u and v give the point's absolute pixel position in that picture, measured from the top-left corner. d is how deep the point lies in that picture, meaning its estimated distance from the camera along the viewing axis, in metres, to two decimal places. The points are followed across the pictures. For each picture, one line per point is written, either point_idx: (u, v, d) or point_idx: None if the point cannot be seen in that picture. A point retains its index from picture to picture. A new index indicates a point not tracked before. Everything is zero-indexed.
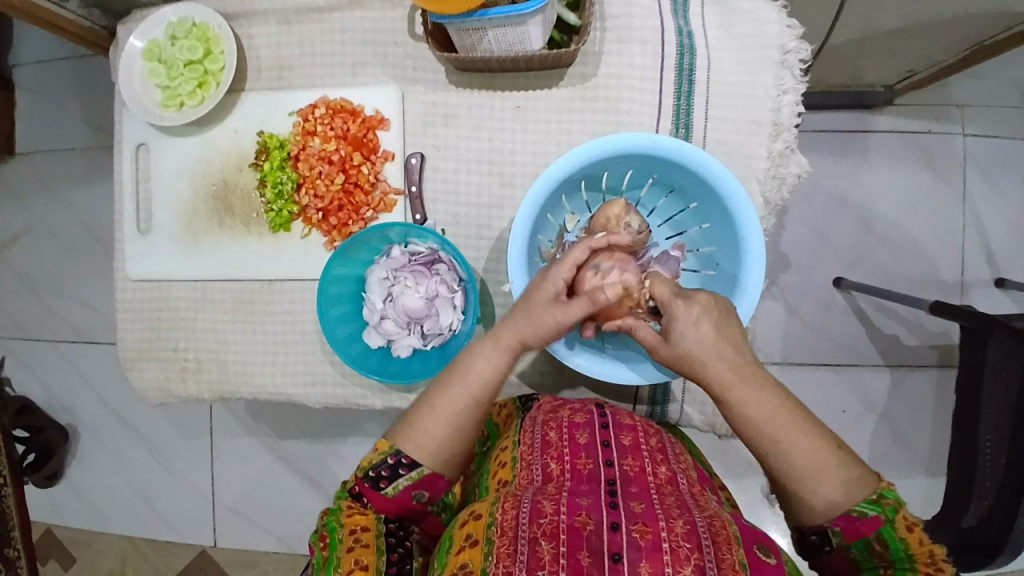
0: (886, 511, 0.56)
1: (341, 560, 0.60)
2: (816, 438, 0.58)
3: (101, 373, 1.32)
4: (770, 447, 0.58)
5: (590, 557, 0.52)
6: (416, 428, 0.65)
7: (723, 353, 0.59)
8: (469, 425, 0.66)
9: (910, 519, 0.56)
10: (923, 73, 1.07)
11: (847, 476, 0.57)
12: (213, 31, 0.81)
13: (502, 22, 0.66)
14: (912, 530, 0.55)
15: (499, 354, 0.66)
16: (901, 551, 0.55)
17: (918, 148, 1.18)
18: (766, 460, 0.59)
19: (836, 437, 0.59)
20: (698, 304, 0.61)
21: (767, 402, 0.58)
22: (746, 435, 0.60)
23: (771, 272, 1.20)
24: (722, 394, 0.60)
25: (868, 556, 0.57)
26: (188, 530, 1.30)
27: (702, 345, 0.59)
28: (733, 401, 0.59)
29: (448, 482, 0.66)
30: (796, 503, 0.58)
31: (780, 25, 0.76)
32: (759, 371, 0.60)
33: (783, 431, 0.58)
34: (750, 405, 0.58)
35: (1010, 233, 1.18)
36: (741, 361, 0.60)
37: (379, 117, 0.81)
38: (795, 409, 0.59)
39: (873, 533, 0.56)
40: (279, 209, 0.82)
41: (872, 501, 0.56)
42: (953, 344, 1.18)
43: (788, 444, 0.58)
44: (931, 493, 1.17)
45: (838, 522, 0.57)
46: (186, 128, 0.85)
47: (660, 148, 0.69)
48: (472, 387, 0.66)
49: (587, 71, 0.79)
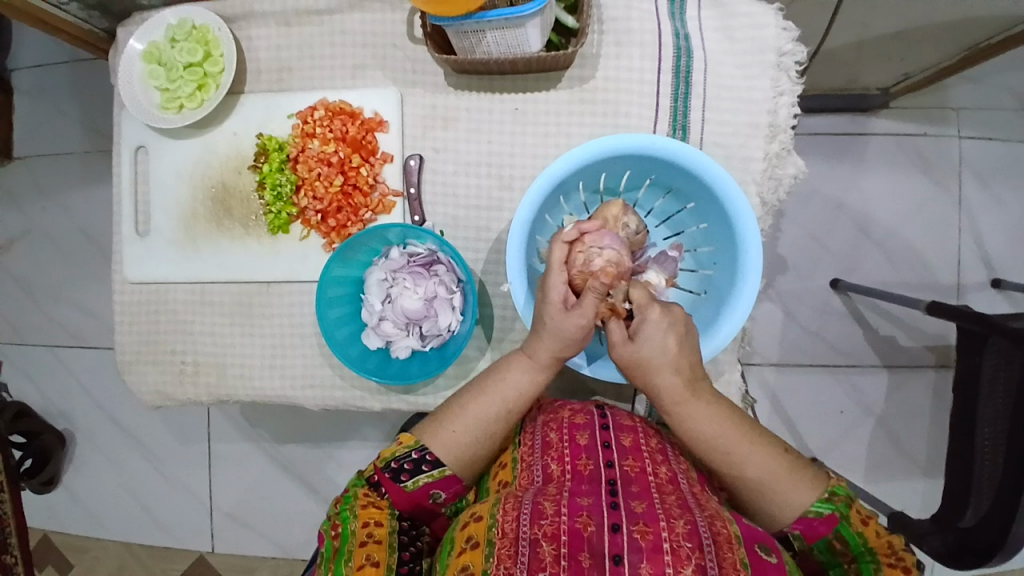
0: (839, 508, 0.59)
1: (352, 554, 0.61)
2: (764, 448, 0.61)
3: (98, 377, 1.31)
4: (723, 461, 0.61)
5: (590, 559, 0.52)
6: (444, 429, 0.66)
7: (677, 369, 0.61)
8: (497, 438, 0.67)
9: (864, 513, 0.59)
10: (918, 76, 1.07)
11: (796, 480, 0.60)
12: (213, 34, 0.81)
13: (501, 24, 0.67)
14: (867, 523, 0.58)
15: (534, 369, 0.67)
16: (861, 544, 0.58)
17: (914, 151, 1.19)
18: (721, 472, 0.62)
19: (785, 443, 0.63)
20: (665, 315, 0.61)
21: (712, 418, 0.61)
22: (699, 451, 0.63)
23: (769, 275, 1.20)
24: (674, 409, 0.62)
25: (833, 554, 0.60)
26: (185, 535, 1.30)
27: (660, 355, 0.61)
28: (684, 417, 0.62)
29: (464, 486, 0.67)
30: (758, 508, 0.61)
31: (777, 28, 0.77)
32: (706, 387, 0.63)
33: (732, 444, 0.61)
34: (699, 420, 0.61)
35: (1006, 235, 1.19)
36: (691, 376, 0.62)
37: (379, 119, 0.82)
38: (741, 420, 0.62)
39: (831, 531, 0.59)
40: (278, 211, 0.82)
41: (825, 501, 0.59)
42: (950, 347, 1.18)
43: (739, 455, 0.61)
44: (930, 495, 1.17)
45: (797, 525, 0.60)
46: (185, 130, 0.86)
47: (658, 148, 0.69)
48: (507, 402, 0.67)
49: (585, 74, 0.80)
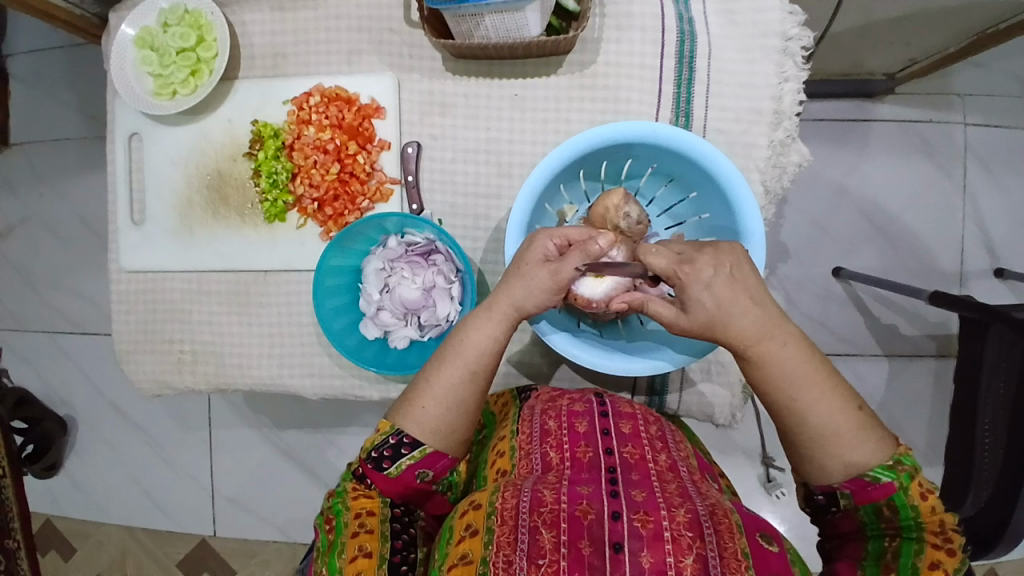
0: (899, 478, 0.55)
1: (344, 546, 0.60)
2: (836, 398, 0.57)
3: (98, 364, 1.31)
4: (789, 405, 0.57)
5: (591, 546, 0.52)
6: (415, 406, 0.65)
7: (745, 310, 0.57)
8: (467, 401, 0.65)
9: (924, 487, 0.54)
10: (925, 61, 1.05)
11: (862, 439, 0.56)
12: (206, 18, 0.80)
13: (500, 8, 0.65)
14: (926, 498, 0.54)
15: (494, 324, 0.65)
16: (911, 517, 0.54)
17: (918, 137, 1.17)
18: (782, 414, 0.58)
19: (857, 398, 0.58)
20: (706, 262, 0.57)
21: (794, 360, 0.57)
22: (765, 390, 0.59)
23: (770, 262, 1.19)
24: (749, 350, 0.58)
25: (876, 521, 0.56)
26: (186, 520, 1.30)
27: (722, 307, 0.57)
28: (760, 357, 0.58)
29: (452, 459, 0.66)
30: (808, 462, 0.58)
31: (783, 11, 0.75)
32: (789, 326, 0.58)
33: (804, 389, 0.57)
34: (774, 360, 0.57)
35: (1009, 222, 1.18)
36: (766, 315, 0.57)
37: (375, 105, 0.80)
38: (821, 366, 0.57)
39: (885, 498, 0.55)
40: (274, 199, 0.81)
41: (887, 467, 0.55)
42: (951, 334, 1.18)
43: (807, 400, 0.56)
44: (928, 481, 1.17)
45: (849, 484, 0.56)
46: (179, 117, 0.84)
47: (661, 136, 0.68)
48: (469, 362, 0.65)
49: (586, 59, 0.78)
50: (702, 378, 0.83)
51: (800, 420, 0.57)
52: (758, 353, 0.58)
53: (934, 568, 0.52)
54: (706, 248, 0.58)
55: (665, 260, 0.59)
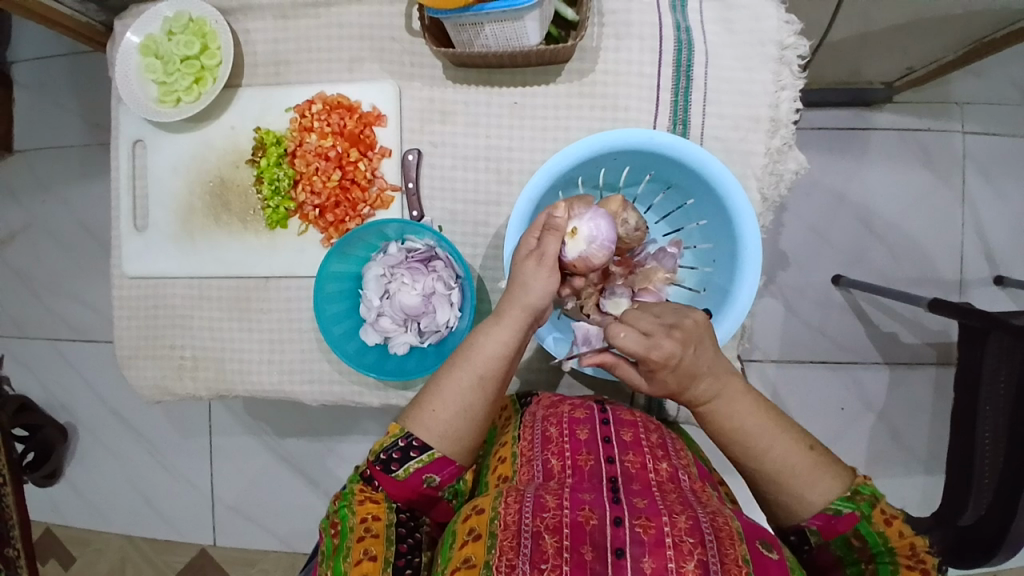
0: (861, 508, 0.56)
1: (350, 549, 0.60)
2: (789, 440, 0.57)
3: (98, 371, 1.31)
4: (745, 454, 0.58)
5: (593, 552, 0.52)
6: (425, 410, 0.64)
7: (710, 370, 0.56)
8: (477, 408, 0.64)
9: (888, 512, 0.56)
10: (922, 71, 1.06)
11: (817, 477, 0.57)
12: (210, 26, 0.81)
13: (500, 17, 0.66)
14: (891, 523, 0.56)
15: (505, 329, 0.64)
16: (881, 544, 0.56)
17: (917, 145, 1.18)
18: (740, 462, 0.59)
19: (809, 438, 0.59)
20: (691, 327, 0.55)
21: (745, 411, 0.57)
22: (721, 441, 0.59)
23: (770, 270, 1.19)
24: (701, 405, 0.58)
25: (849, 552, 0.57)
26: (186, 528, 1.30)
27: (698, 366, 0.55)
28: (711, 416, 0.58)
29: (460, 467, 0.66)
30: (772, 503, 0.59)
31: (779, 20, 0.76)
32: (741, 381, 0.58)
33: (757, 439, 0.57)
34: (725, 419, 0.57)
35: (1008, 230, 1.18)
36: (722, 372, 0.57)
37: (376, 113, 0.81)
38: (769, 411, 0.58)
39: (851, 529, 0.57)
40: (276, 206, 0.82)
41: (847, 499, 0.57)
42: (951, 343, 1.18)
43: (761, 448, 0.57)
44: (930, 490, 1.17)
45: (815, 520, 0.57)
46: (183, 124, 0.85)
47: (660, 144, 0.68)
48: (477, 368, 0.63)
49: (585, 67, 0.79)
50: None
51: (756, 467, 0.58)
52: (713, 411, 0.57)
53: None
54: (687, 319, 0.55)
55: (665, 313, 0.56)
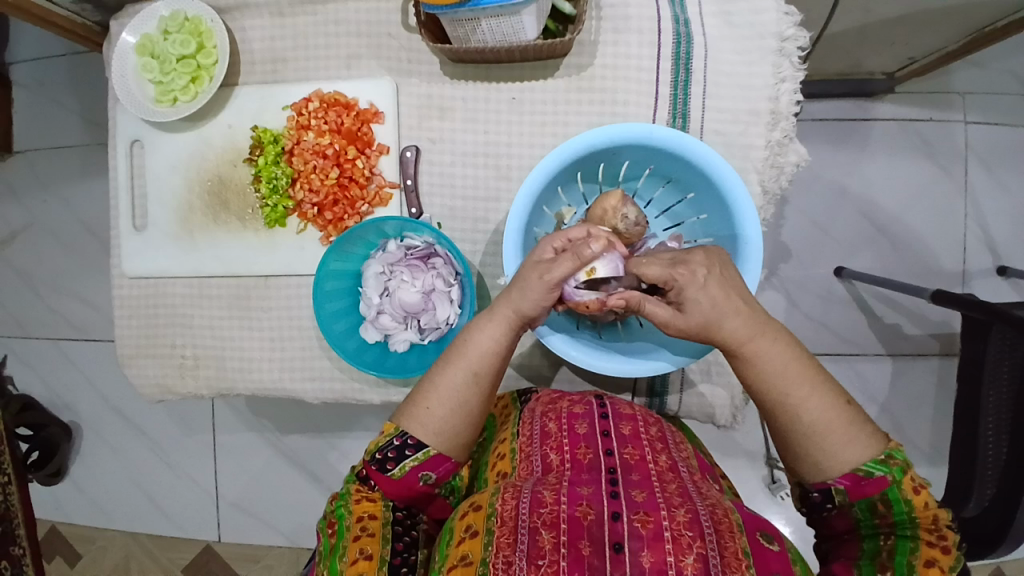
0: (893, 471, 0.55)
1: (346, 549, 0.60)
2: (825, 393, 0.57)
3: (101, 370, 1.32)
4: (780, 402, 0.57)
5: (590, 546, 0.52)
6: (420, 408, 0.65)
7: (738, 312, 0.57)
8: (472, 405, 0.65)
9: (917, 482, 0.55)
10: (923, 61, 1.05)
11: (853, 432, 0.56)
12: (205, 25, 0.80)
13: (496, 12, 0.66)
14: (918, 493, 0.55)
15: (497, 327, 0.65)
16: (905, 512, 0.54)
17: (919, 136, 1.17)
18: (774, 412, 0.58)
19: (846, 394, 0.58)
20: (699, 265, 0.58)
21: (783, 357, 0.57)
22: (758, 390, 0.59)
23: (771, 263, 1.19)
24: (738, 349, 0.58)
25: (870, 517, 0.56)
26: (190, 525, 1.31)
27: (717, 309, 0.57)
28: (749, 358, 0.58)
29: (455, 463, 0.66)
30: (800, 460, 0.58)
31: (779, 12, 0.75)
32: (779, 328, 0.59)
33: (794, 385, 0.57)
34: (764, 361, 0.57)
35: (1011, 220, 1.17)
36: (757, 315, 0.58)
37: (374, 110, 0.81)
38: (806, 361, 0.58)
39: (878, 493, 0.55)
40: (274, 204, 0.82)
41: (879, 462, 0.55)
42: (954, 334, 1.18)
43: (798, 396, 0.57)
44: (933, 482, 1.17)
45: (842, 480, 0.56)
46: (180, 123, 0.85)
47: (658, 138, 0.68)
48: (472, 365, 0.65)
49: (583, 61, 0.79)
50: (703, 379, 0.83)
51: (791, 417, 0.57)
52: (749, 355, 0.58)
53: (930, 566, 0.52)
54: (700, 251, 0.60)
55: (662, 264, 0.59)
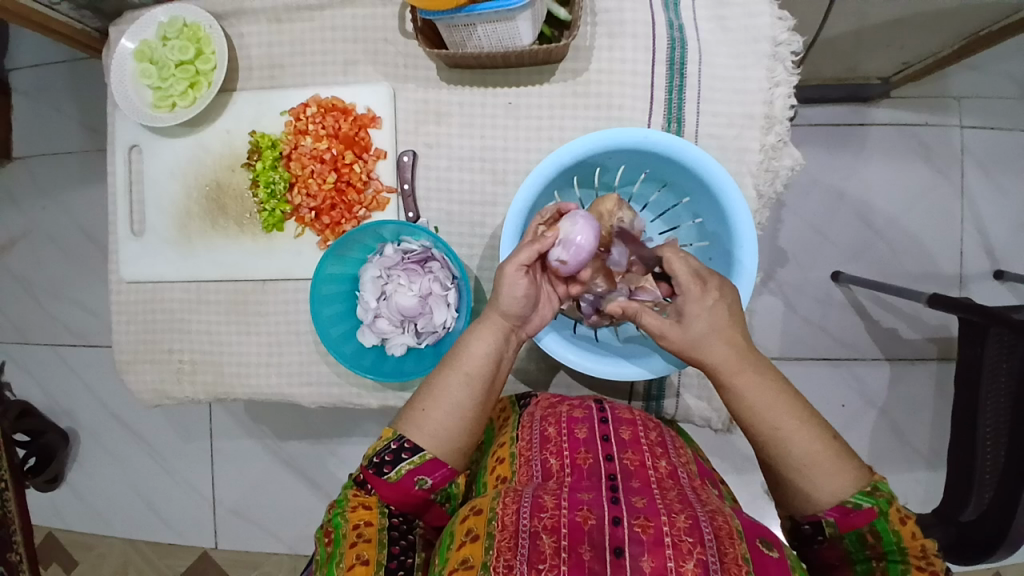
0: (879, 503, 0.56)
1: (342, 556, 0.60)
2: (812, 429, 0.58)
3: (100, 375, 1.32)
4: (769, 435, 0.58)
5: (591, 551, 0.52)
6: (416, 412, 0.65)
7: (730, 340, 0.59)
8: (466, 407, 0.65)
9: (903, 512, 0.56)
10: (918, 66, 1.06)
11: (841, 466, 0.57)
12: (204, 31, 0.81)
13: (492, 17, 0.66)
14: (905, 523, 0.56)
15: (489, 331, 0.66)
16: (894, 542, 0.56)
17: (915, 140, 1.18)
18: (764, 446, 0.59)
19: (832, 429, 0.59)
20: (715, 287, 0.60)
21: (771, 392, 0.58)
22: (746, 424, 0.60)
23: (769, 268, 1.19)
24: (728, 380, 0.59)
25: (860, 548, 0.57)
26: (188, 531, 1.30)
27: (713, 330, 0.59)
28: (741, 390, 0.59)
29: (453, 469, 0.65)
30: (792, 493, 0.58)
31: (772, 17, 0.75)
32: (766, 363, 0.60)
33: (781, 419, 0.58)
34: (756, 393, 0.58)
35: (1008, 224, 1.18)
36: (747, 348, 0.59)
37: (371, 115, 0.81)
38: (792, 398, 0.59)
39: (866, 524, 0.56)
40: (271, 209, 0.82)
41: (866, 493, 0.56)
42: (952, 338, 1.18)
43: (784, 432, 0.57)
44: (932, 486, 1.17)
45: (832, 512, 0.56)
46: (178, 128, 0.85)
47: (652, 142, 0.68)
48: (466, 366, 0.65)
49: (579, 66, 0.79)
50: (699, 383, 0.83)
51: (781, 452, 0.58)
52: (740, 386, 0.59)
53: None
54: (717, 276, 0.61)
55: (685, 270, 0.60)
